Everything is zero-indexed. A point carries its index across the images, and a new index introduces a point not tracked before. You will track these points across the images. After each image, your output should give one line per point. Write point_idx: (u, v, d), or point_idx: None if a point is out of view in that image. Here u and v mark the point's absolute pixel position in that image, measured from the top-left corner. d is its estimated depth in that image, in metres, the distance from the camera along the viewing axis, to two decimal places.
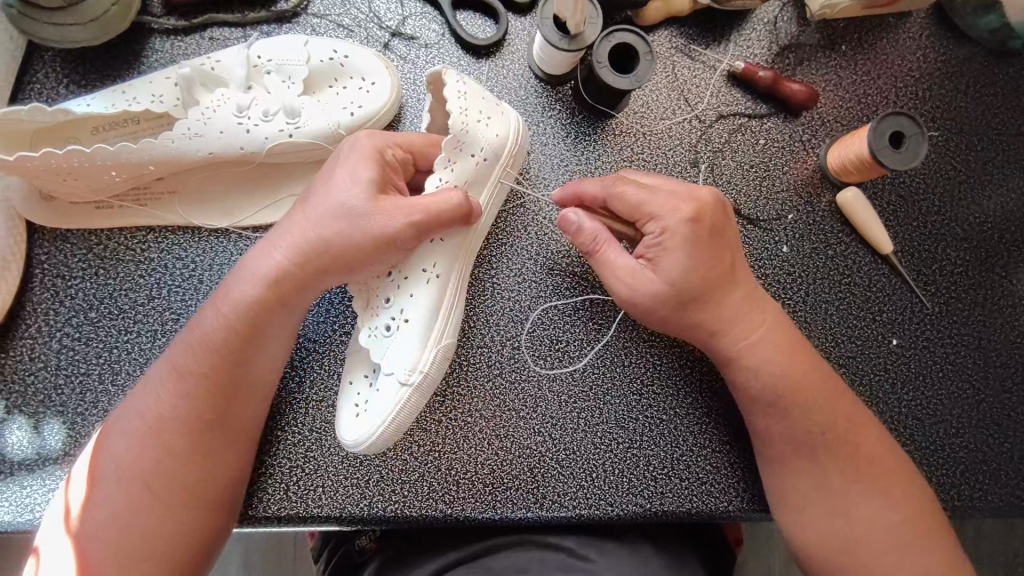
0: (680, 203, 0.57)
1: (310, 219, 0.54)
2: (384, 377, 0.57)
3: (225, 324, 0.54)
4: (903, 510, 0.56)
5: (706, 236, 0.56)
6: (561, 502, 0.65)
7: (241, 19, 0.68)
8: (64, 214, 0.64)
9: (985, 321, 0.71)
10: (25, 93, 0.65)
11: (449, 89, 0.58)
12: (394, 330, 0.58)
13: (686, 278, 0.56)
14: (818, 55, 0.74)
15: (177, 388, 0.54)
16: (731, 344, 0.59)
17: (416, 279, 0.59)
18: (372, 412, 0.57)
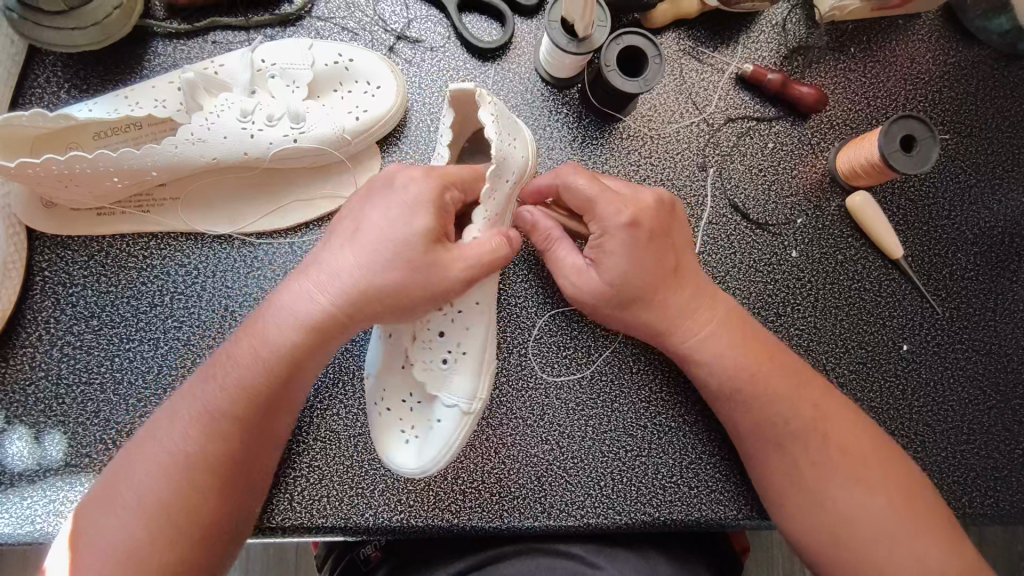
0: (622, 206, 0.56)
1: (358, 259, 0.50)
2: (445, 409, 0.56)
3: (262, 363, 0.52)
4: (898, 496, 0.54)
5: (646, 238, 0.56)
6: (569, 511, 0.64)
7: (245, 23, 0.67)
8: (66, 221, 0.63)
9: (995, 325, 0.71)
10: (26, 99, 0.65)
11: (484, 111, 0.54)
12: (452, 363, 0.56)
13: (623, 279, 0.56)
14: (827, 58, 0.73)
15: (208, 426, 0.52)
16: (681, 340, 0.58)
17: (470, 310, 0.57)
18: (430, 439, 0.56)
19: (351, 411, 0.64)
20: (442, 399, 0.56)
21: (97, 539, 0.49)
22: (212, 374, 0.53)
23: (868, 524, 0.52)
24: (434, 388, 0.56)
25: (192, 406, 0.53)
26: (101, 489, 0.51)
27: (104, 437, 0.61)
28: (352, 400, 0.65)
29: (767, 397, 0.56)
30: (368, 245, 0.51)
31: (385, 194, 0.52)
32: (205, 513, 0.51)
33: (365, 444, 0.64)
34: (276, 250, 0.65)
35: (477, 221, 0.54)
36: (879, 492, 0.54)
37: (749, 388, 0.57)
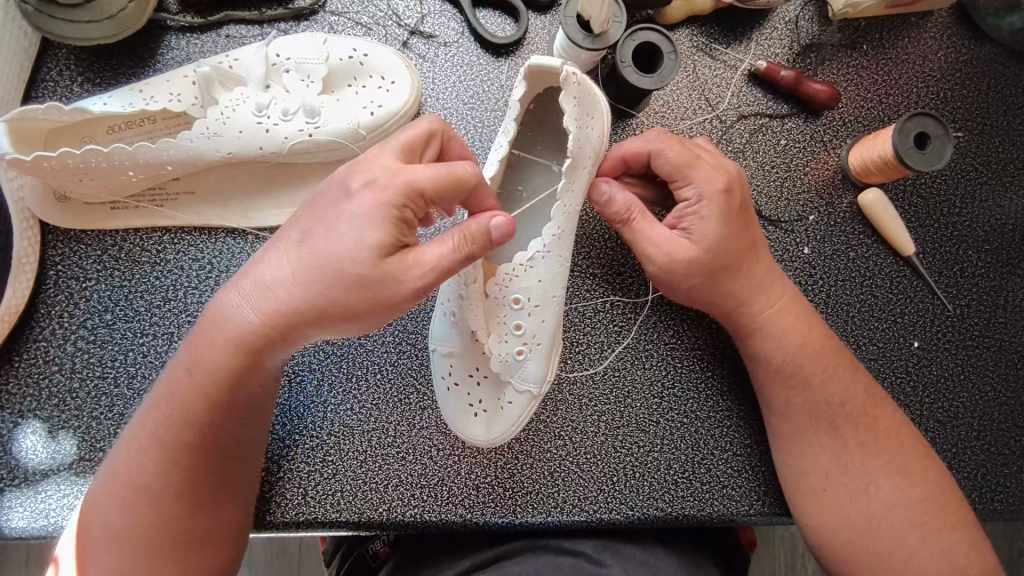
0: (715, 174, 0.57)
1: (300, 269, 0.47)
2: (517, 394, 0.58)
3: (217, 373, 0.50)
4: (926, 478, 0.57)
5: (736, 206, 0.58)
6: (582, 506, 0.64)
7: (259, 17, 0.67)
8: (79, 215, 0.63)
9: (1005, 322, 0.71)
10: (39, 92, 0.64)
11: (567, 91, 0.53)
12: (525, 357, 0.56)
13: (720, 243, 0.57)
14: (840, 55, 0.73)
15: (176, 441, 0.51)
16: (757, 311, 0.59)
17: (544, 305, 0.57)
18: (499, 418, 0.58)
19: (364, 406, 0.64)
20: (515, 385, 0.57)
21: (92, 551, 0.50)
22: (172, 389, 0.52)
23: (904, 504, 0.55)
24: (508, 377, 0.57)
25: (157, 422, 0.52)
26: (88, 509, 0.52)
27: (118, 431, 0.61)
28: (365, 395, 0.65)
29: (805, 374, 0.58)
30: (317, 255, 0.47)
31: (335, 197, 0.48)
32: (189, 525, 0.51)
33: (378, 439, 0.64)
34: None
35: (555, 220, 0.55)
36: (907, 476, 0.56)
37: (786, 365, 0.59)
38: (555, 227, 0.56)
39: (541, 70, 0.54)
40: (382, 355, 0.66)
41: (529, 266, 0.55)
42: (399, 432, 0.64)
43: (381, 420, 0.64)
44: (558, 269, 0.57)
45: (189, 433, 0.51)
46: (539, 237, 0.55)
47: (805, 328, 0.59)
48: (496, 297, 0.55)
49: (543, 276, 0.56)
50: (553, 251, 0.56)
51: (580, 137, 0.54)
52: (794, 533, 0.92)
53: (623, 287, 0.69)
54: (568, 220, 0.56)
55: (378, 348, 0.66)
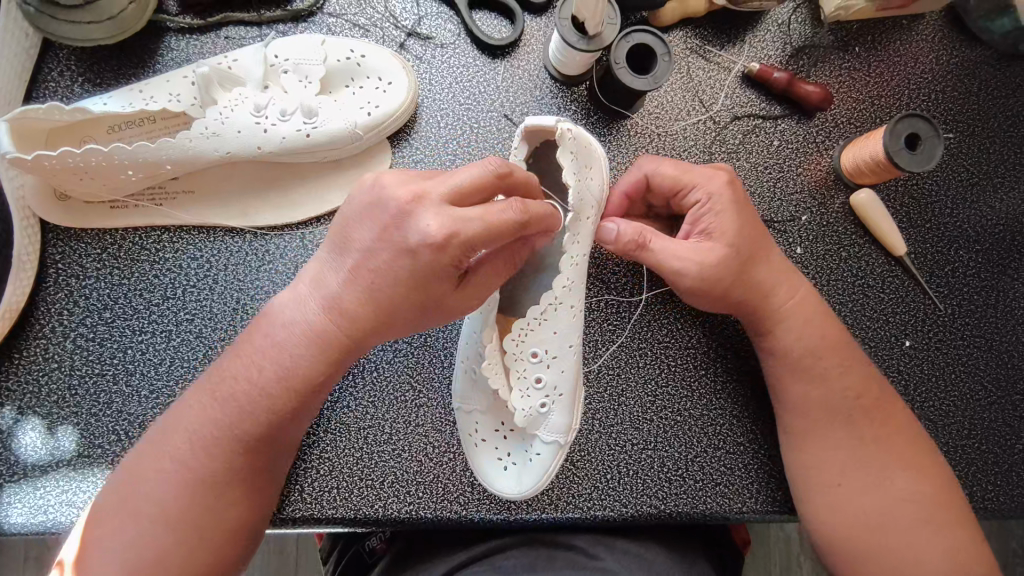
0: (715, 173, 0.61)
1: (368, 291, 0.49)
2: (544, 445, 0.58)
3: (276, 377, 0.52)
4: (919, 473, 0.57)
5: (743, 200, 0.61)
6: (576, 503, 0.65)
7: (257, 19, 0.68)
8: (79, 213, 0.63)
9: (996, 322, 0.72)
10: (40, 92, 0.65)
11: (563, 150, 0.55)
12: (550, 407, 0.57)
13: (738, 235, 0.59)
14: (832, 57, 0.74)
15: (219, 440, 0.52)
16: (779, 304, 0.60)
17: (563, 355, 0.57)
18: (528, 470, 0.58)
19: (361, 403, 0.65)
20: (542, 436, 0.58)
21: (109, 539, 0.50)
22: (224, 386, 0.53)
23: (897, 500, 0.56)
24: (533, 430, 0.57)
25: (204, 417, 0.53)
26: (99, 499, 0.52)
27: (117, 428, 0.61)
28: (361, 393, 0.65)
29: (794, 372, 0.60)
30: (369, 269, 0.49)
31: (414, 268, 0.47)
32: (207, 525, 0.51)
33: (374, 436, 0.64)
34: (287, 244, 0.65)
35: (562, 270, 0.57)
36: (897, 471, 0.57)
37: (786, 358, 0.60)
38: (564, 278, 0.57)
39: (538, 130, 0.56)
40: (378, 353, 0.66)
41: (541, 321, 0.56)
42: (395, 429, 0.65)
43: (378, 417, 0.65)
44: (572, 318, 0.58)
45: (232, 435, 0.52)
46: (550, 289, 0.57)
47: (798, 328, 0.60)
48: (512, 354, 0.56)
49: (559, 328, 0.57)
50: (564, 300, 0.57)
51: (579, 190, 0.56)
52: (788, 532, 0.92)
53: (617, 286, 0.69)
54: (578, 270, 0.58)
55: (375, 346, 0.66)
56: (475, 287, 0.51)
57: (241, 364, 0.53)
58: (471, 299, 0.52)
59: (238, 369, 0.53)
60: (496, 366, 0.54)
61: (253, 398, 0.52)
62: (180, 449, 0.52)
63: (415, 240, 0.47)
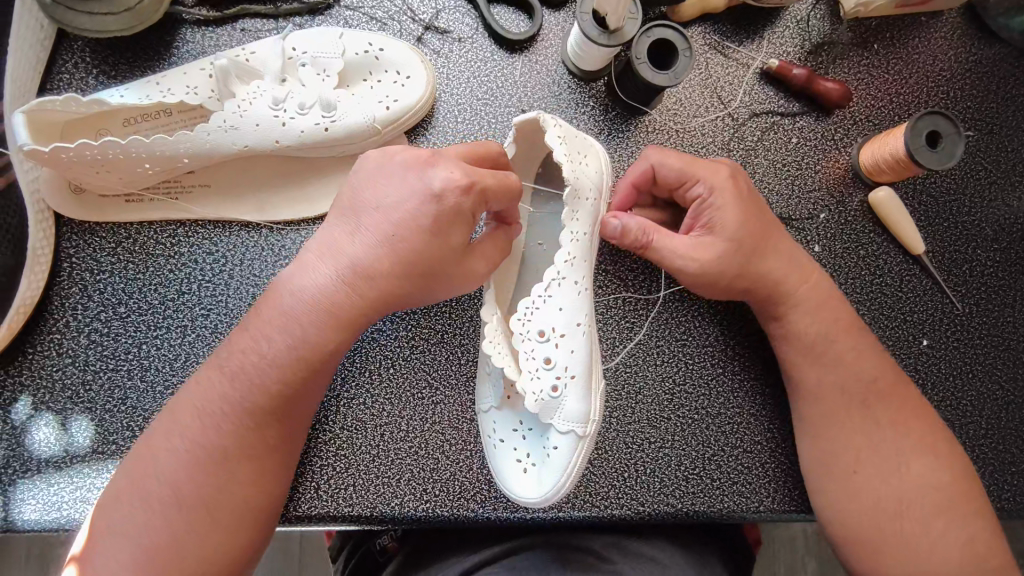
0: (718, 168, 0.60)
1: (385, 246, 0.53)
2: (560, 435, 0.56)
3: (286, 347, 0.53)
4: (944, 469, 0.57)
5: (746, 193, 0.60)
6: (593, 502, 0.64)
7: (274, 11, 0.67)
8: (94, 208, 0.63)
9: (1014, 321, 0.71)
10: (54, 84, 0.64)
11: (550, 134, 0.55)
12: (562, 391, 0.55)
13: (739, 232, 0.58)
14: (851, 54, 0.74)
15: (233, 398, 0.53)
16: (795, 288, 0.60)
17: (571, 335, 0.56)
18: (548, 470, 0.56)
19: (378, 400, 0.65)
20: (557, 425, 0.55)
21: (126, 517, 0.50)
22: (239, 347, 0.54)
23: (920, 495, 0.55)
24: (548, 418, 0.55)
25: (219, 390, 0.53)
26: (115, 494, 0.52)
27: (131, 424, 0.61)
28: (378, 390, 0.65)
29: (815, 362, 0.60)
30: (385, 220, 0.53)
31: (436, 215, 0.52)
32: (218, 501, 0.51)
33: (391, 433, 0.64)
34: (303, 238, 0.65)
35: (563, 245, 0.56)
36: (919, 463, 0.57)
37: (813, 347, 0.60)
38: (565, 253, 0.56)
39: (523, 126, 0.57)
40: (394, 349, 0.66)
41: (546, 297, 0.55)
42: (411, 426, 0.64)
43: (394, 414, 0.64)
44: (578, 295, 0.57)
45: (246, 399, 0.52)
46: (553, 265, 0.56)
47: (823, 314, 0.61)
48: (519, 334, 0.54)
49: (564, 304, 0.56)
50: (568, 276, 0.56)
51: (574, 171, 0.56)
52: (798, 534, 0.92)
53: (635, 283, 0.69)
54: (581, 246, 0.57)
55: (391, 343, 0.66)
56: (478, 252, 0.56)
57: (250, 338, 0.54)
58: (481, 262, 0.56)
59: (247, 343, 0.54)
60: (502, 348, 0.54)
61: (263, 354, 0.53)
62: (196, 411, 0.53)
63: (436, 187, 0.52)
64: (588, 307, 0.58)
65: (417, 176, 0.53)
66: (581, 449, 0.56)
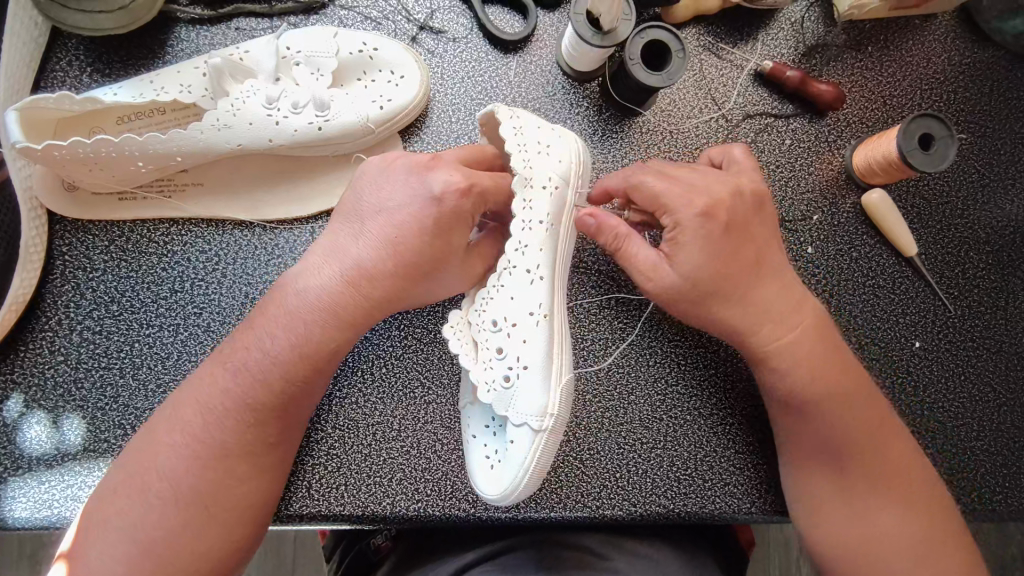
0: (693, 196, 0.54)
1: (388, 250, 0.53)
2: (515, 429, 0.53)
3: (288, 345, 0.53)
4: (914, 521, 0.54)
5: (720, 230, 0.54)
6: (585, 502, 0.64)
7: (269, 10, 0.67)
8: (87, 205, 0.63)
9: (1006, 324, 0.71)
10: (48, 82, 0.64)
11: (504, 126, 0.56)
12: (515, 381, 0.53)
13: (703, 271, 0.53)
14: (845, 56, 0.74)
15: (224, 394, 0.53)
16: (761, 342, 0.56)
17: (526, 324, 0.54)
18: (508, 465, 0.54)
19: (370, 400, 0.65)
20: (510, 419, 0.53)
21: (117, 517, 0.50)
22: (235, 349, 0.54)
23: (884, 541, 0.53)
24: (502, 411, 0.53)
25: (212, 389, 0.53)
26: (106, 492, 0.52)
27: (123, 423, 0.61)
28: (371, 389, 0.65)
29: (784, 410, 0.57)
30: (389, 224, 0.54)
31: (437, 219, 0.53)
32: (214, 500, 0.51)
33: (383, 432, 0.64)
34: (298, 237, 0.65)
35: (515, 237, 0.54)
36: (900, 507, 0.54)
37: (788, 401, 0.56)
38: (518, 241, 0.54)
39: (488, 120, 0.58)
40: (388, 348, 0.66)
41: (500, 287, 0.55)
42: (403, 426, 0.64)
43: (386, 414, 0.64)
44: (533, 283, 0.55)
45: (237, 398, 0.52)
46: (504, 255, 0.55)
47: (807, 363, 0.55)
48: (476, 324, 0.55)
49: (517, 294, 0.54)
50: (520, 264, 0.54)
51: (525, 159, 0.55)
52: (789, 534, 0.92)
53: (628, 284, 0.69)
54: (536, 235, 0.55)
55: (384, 342, 0.66)
56: (479, 252, 0.57)
57: (248, 336, 0.54)
58: (482, 263, 0.57)
59: (250, 342, 0.54)
60: (463, 336, 0.56)
61: (254, 352, 0.53)
62: (188, 408, 0.53)
63: (436, 190, 0.53)
64: (549, 295, 0.55)
65: (418, 180, 0.54)
66: (540, 442, 0.53)
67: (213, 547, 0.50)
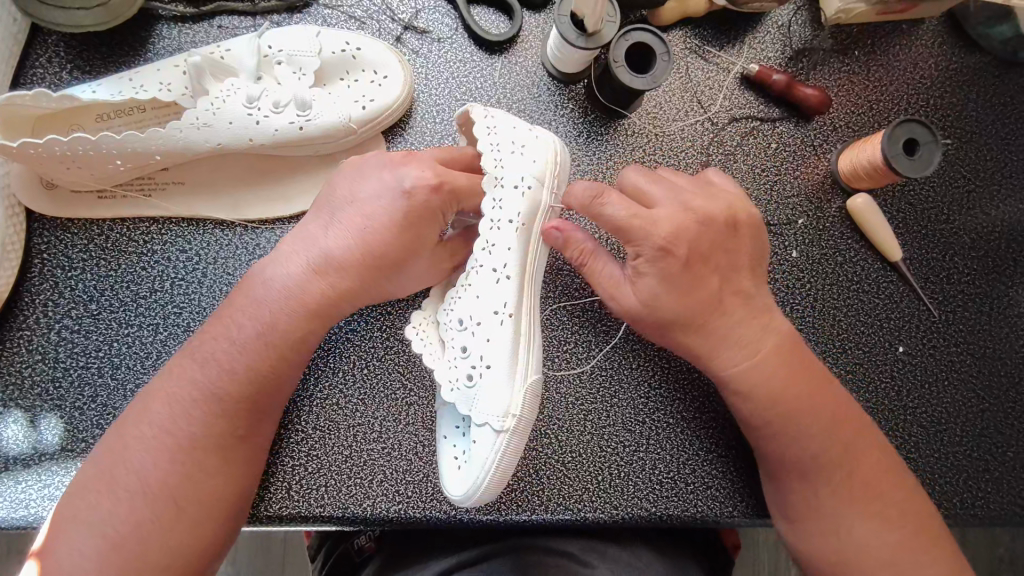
0: (657, 226, 0.53)
1: (361, 243, 0.54)
2: (479, 429, 0.53)
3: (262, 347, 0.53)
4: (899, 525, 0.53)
5: (680, 264, 0.53)
6: (566, 505, 0.64)
7: (252, 8, 0.67)
8: (65, 203, 0.62)
9: (990, 330, 0.71)
10: (27, 79, 0.64)
11: (477, 127, 0.56)
12: (477, 381, 0.53)
13: (661, 300, 0.54)
14: (832, 60, 0.74)
15: (197, 387, 0.52)
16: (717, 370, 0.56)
17: (490, 323, 0.54)
18: (472, 466, 0.54)
19: (351, 400, 0.64)
20: (473, 419, 0.53)
21: (87, 517, 0.49)
22: (206, 347, 0.54)
23: (846, 558, 0.53)
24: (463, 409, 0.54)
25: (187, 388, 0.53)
26: (75, 493, 0.51)
27: (100, 423, 0.60)
28: (352, 390, 0.65)
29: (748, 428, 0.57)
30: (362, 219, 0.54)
31: (409, 212, 0.54)
32: (185, 498, 0.50)
33: (363, 434, 0.64)
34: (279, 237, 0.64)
35: (484, 238, 0.54)
36: (887, 511, 0.54)
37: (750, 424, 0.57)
38: (485, 242, 0.54)
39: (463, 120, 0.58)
40: (371, 349, 0.66)
41: (466, 287, 0.55)
42: (384, 427, 0.64)
43: (367, 415, 0.64)
44: (500, 282, 0.55)
45: (212, 394, 0.52)
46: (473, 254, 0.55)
47: (789, 366, 0.55)
48: (443, 323, 0.55)
49: (483, 292, 0.54)
50: (487, 263, 0.54)
51: (498, 159, 0.55)
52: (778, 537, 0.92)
53: None
54: (505, 234, 0.54)
55: (366, 342, 0.66)
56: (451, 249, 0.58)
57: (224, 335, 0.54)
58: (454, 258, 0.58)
59: (218, 331, 0.54)
60: (428, 335, 0.57)
61: (226, 345, 0.53)
62: (159, 404, 0.52)
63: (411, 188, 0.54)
64: (516, 294, 0.55)
65: (391, 174, 0.55)
66: (502, 444, 0.53)
67: (185, 547, 0.50)
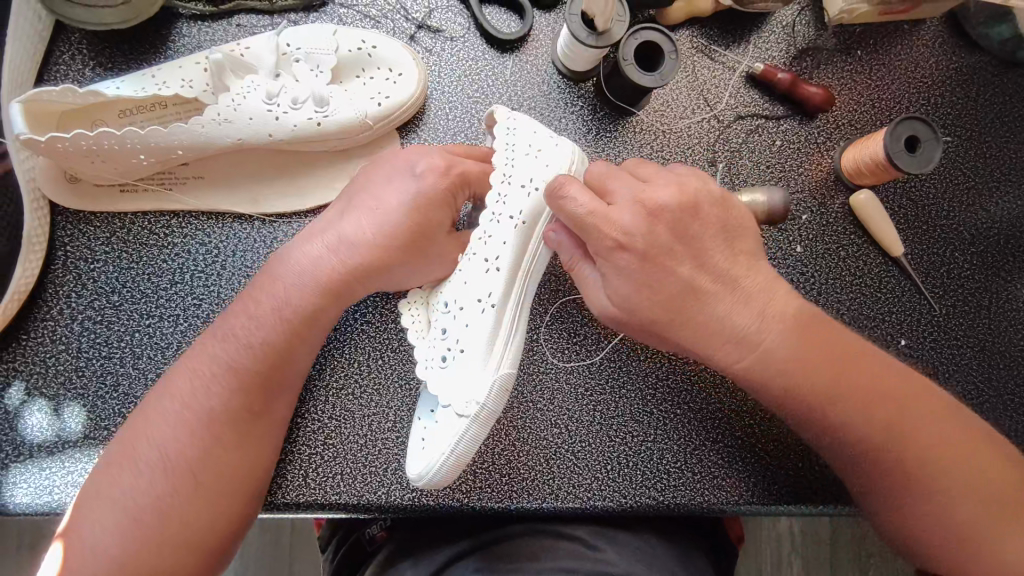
0: (606, 226, 0.50)
1: (379, 230, 0.56)
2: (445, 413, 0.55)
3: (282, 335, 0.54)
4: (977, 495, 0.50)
5: (635, 262, 0.51)
6: (576, 494, 0.65)
7: (270, 7, 0.68)
8: (88, 197, 0.64)
9: (990, 323, 0.73)
10: (50, 75, 0.65)
11: (499, 127, 0.59)
12: (450, 363, 0.55)
13: (632, 301, 0.51)
14: (835, 59, 0.75)
15: (218, 373, 0.54)
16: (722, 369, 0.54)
17: (472, 309, 0.55)
18: (429, 449, 0.56)
19: (366, 390, 0.66)
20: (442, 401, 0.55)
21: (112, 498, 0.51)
22: (229, 337, 0.55)
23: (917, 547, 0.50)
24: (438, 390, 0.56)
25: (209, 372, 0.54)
26: (100, 475, 0.52)
27: (122, 411, 0.62)
28: (366, 380, 0.66)
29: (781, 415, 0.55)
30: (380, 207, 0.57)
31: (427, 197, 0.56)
32: (208, 478, 0.52)
33: (378, 423, 0.65)
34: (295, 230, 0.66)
35: (481, 228, 0.56)
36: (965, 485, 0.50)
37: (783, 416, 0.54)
38: (482, 232, 0.56)
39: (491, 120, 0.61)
40: (386, 341, 0.67)
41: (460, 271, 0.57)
42: (399, 417, 0.65)
43: (382, 405, 0.66)
44: (490, 273, 0.56)
45: (234, 381, 0.54)
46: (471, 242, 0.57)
47: None
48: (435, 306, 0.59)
49: (472, 279, 0.56)
50: (481, 252, 0.56)
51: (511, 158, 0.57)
52: (782, 531, 0.93)
53: None
54: (502, 228, 0.56)
55: (381, 334, 0.67)
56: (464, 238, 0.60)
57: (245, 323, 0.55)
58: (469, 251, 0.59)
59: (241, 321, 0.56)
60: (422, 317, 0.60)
61: (247, 332, 0.55)
62: (181, 389, 0.54)
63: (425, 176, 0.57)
64: (506, 286, 0.56)
65: (403, 161, 0.58)
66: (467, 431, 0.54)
67: (208, 525, 0.52)
